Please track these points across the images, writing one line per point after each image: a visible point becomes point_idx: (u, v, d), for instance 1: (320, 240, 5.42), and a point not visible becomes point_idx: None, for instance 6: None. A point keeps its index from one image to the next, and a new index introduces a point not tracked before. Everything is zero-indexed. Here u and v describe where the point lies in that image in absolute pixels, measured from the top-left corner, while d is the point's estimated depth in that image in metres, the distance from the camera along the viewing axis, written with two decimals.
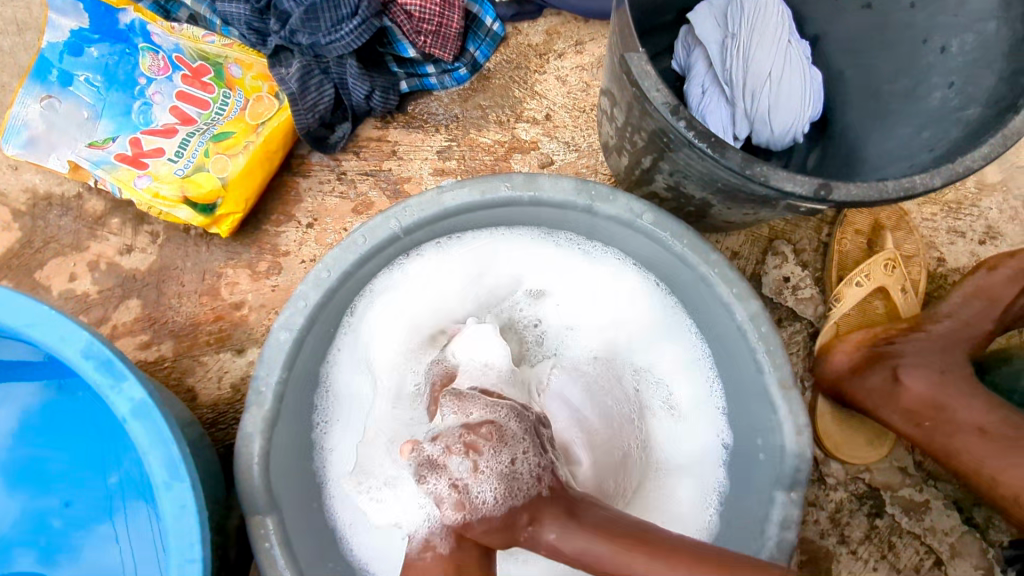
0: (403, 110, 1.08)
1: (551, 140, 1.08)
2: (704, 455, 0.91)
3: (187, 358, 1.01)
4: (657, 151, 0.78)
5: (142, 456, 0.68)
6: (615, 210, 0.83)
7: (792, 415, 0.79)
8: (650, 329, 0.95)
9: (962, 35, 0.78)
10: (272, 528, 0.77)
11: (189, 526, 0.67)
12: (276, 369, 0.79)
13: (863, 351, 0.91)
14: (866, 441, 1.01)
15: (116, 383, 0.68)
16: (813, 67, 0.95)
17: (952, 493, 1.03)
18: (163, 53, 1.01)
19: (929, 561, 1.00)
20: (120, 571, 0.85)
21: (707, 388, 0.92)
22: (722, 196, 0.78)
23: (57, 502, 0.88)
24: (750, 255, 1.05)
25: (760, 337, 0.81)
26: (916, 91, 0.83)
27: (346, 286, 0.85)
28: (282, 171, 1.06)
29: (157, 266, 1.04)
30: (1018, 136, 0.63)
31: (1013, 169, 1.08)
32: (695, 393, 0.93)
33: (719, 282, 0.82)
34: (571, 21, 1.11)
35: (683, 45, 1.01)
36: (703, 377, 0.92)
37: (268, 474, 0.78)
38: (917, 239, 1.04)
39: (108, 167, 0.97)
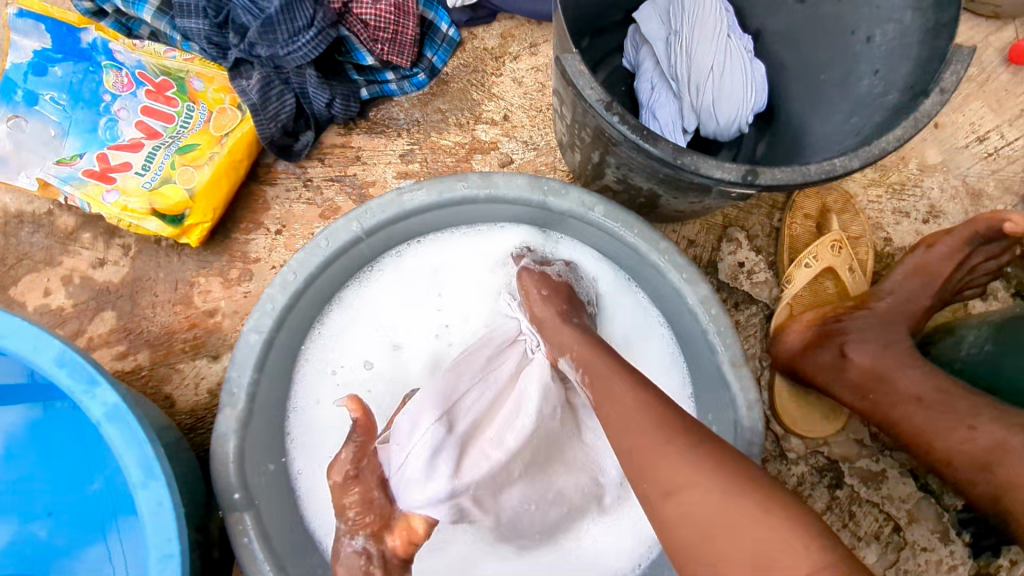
0: (365, 116, 1.11)
1: (509, 140, 1.11)
2: None
3: (163, 366, 1.04)
4: (602, 146, 0.82)
5: (118, 457, 0.70)
6: (568, 204, 0.87)
7: (743, 391, 0.83)
8: (622, 331, 0.97)
9: (883, 25, 0.82)
10: (250, 523, 0.80)
11: (166, 522, 0.70)
12: (247, 370, 0.82)
13: (814, 330, 0.96)
14: (822, 415, 1.06)
15: (89, 388, 0.70)
16: (753, 60, 1.00)
17: (907, 462, 1.07)
18: (126, 69, 1.04)
19: (888, 528, 1.05)
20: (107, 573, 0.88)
21: (677, 383, 0.95)
22: (666, 186, 0.82)
23: (40, 510, 0.90)
24: (706, 243, 1.10)
25: (710, 319, 0.85)
26: (848, 79, 0.88)
27: (313, 288, 0.88)
28: (249, 180, 1.09)
29: (130, 278, 1.06)
30: (929, 118, 0.67)
31: (952, 150, 1.13)
32: (667, 390, 0.95)
33: (670, 268, 0.86)
34: (524, 24, 1.15)
35: (631, 44, 1.06)
36: (672, 374, 0.96)
37: (244, 472, 0.82)
38: (863, 221, 1.09)
39: (76, 183, 0.99)
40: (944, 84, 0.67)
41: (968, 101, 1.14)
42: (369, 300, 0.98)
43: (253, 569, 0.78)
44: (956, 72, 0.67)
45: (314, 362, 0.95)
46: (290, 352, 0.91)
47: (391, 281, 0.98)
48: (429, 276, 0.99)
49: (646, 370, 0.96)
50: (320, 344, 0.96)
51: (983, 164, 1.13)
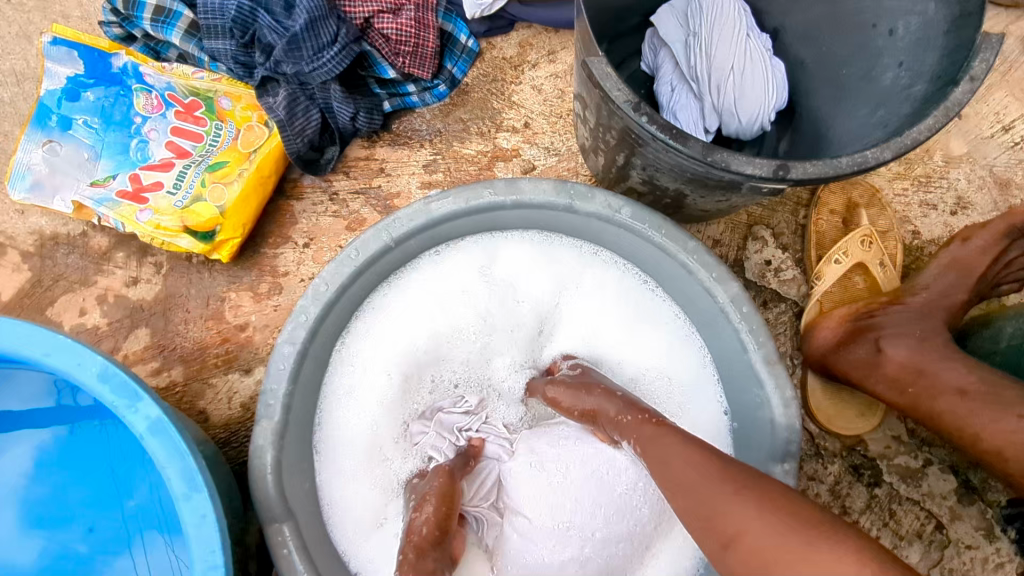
0: (387, 128, 1.12)
1: (531, 146, 1.12)
2: (709, 426, 0.94)
3: (197, 381, 1.05)
4: (629, 148, 0.83)
5: (160, 470, 0.71)
6: (594, 207, 0.87)
7: (779, 388, 0.82)
8: (640, 318, 0.98)
9: (906, 17, 0.82)
10: (289, 535, 0.80)
11: (209, 535, 0.70)
12: (283, 381, 0.83)
13: (846, 326, 0.95)
14: (857, 413, 1.04)
15: (132, 403, 0.71)
16: (773, 59, 1.00)
17: (947, 457, 1.05)
18: (156, 92, 1.06)
19: (931, 526, 1.03)
20: None
21: (699, 363, 0.96)
22: (693, 185, 0.82)
23: (80, 529, 0.91)
24: (731, 242, 1.09)
25: (742, 318, 0.85)
26: (872, 73, 0.88)
27: (343, 299, 0.89)
28: (277, 196, 1.11)
29: (163, 295, 1.08)
30: (959, 107, 0.67)
31: (977, 141, 1.12)
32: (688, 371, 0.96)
33: (699, 268, 0.86)
34: (542, 33, 1.16)
35: (649, 47, 1.07)
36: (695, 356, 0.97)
37: (281, 484, 0.82)
38: (890, 215, 1.08)
39: (110, 204, 1.01)
40: (974, 72, 0.67)
41: (991, 91, 1.13)
42: (401, 308, 0.98)
43: None
44: (985, 60, 0.67)
45: (344, 369, 0.95)
46: (322, 362, 0.92)
47: (419, 292, 0.98)
48: (460, 283, 0.99)
49: (679, 368, 0.96)
50: (349, 352, 0.96)
51: (1009, 154, 1.12)
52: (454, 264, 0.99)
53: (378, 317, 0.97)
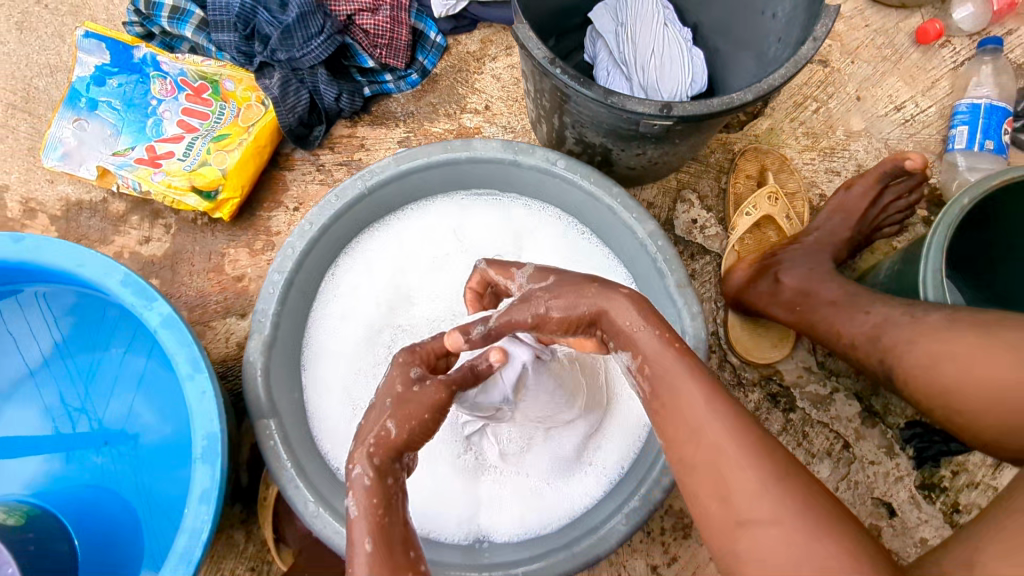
0: (367, 110, 1.31)
1: (491, 125, 1.31)
2: None
3: (199, 324, 1.21)
4: (559, 109, 1.01)
5: (170, 356, 0.86)
6: (535, 160, 1.05)
7: (687, 304, 0.99)
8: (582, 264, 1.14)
9: (781, 2, 1.01)
10: (275, 429, 0.95)
11: (209, 408, 0.85)
12: (272, 303, 0.99)
13: (755, 265, 1.12)
14: (772, 343, 1.19)
15: (148, 302, 0.87)
16: (694, 49, 1.20)
17: (853, 385, 1.20)
18: (170, 78, 1.25)
19: (839, 445, 1.17)
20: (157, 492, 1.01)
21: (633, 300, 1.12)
22: (612, 137, 1.00)
23: (98, 441, 1.03)
24: (663, 204, 1.27)
25: (657, 249, 1.01)
26: (762, 50, 1.07)
27: (325, 239, 1.06)
28: (271, 167, 1.28)
29: (171, 252, 1.25)
30: (805, 61, 0.85)
31: (874, 118, 1.31)
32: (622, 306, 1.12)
33: (622, 209, 1.03)
34: (501, 31, 1.36)
35: (589, 40, 1.26)
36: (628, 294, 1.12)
37: (269, 388, 0.97)
38: (798, 179, 1.26)
39: (129, 168, 1.19)
40: (816, 34, 0.86)
41: (885, 77, 1.33)
42: (382, 250, 1.15)
43: (278, 465, 0.93)
44: (825, 24, 0.85)
45: (331, 298, 1.12)
46: (306, 295, 1.08)
47: (398, 238, 1.16)
48: (435, 232, 1.16)
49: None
50: (335, 285, 1.13)
51: (902, 129, 1.30)
52: (434, 216, 1.17)
53: (363, 255, 1.14)
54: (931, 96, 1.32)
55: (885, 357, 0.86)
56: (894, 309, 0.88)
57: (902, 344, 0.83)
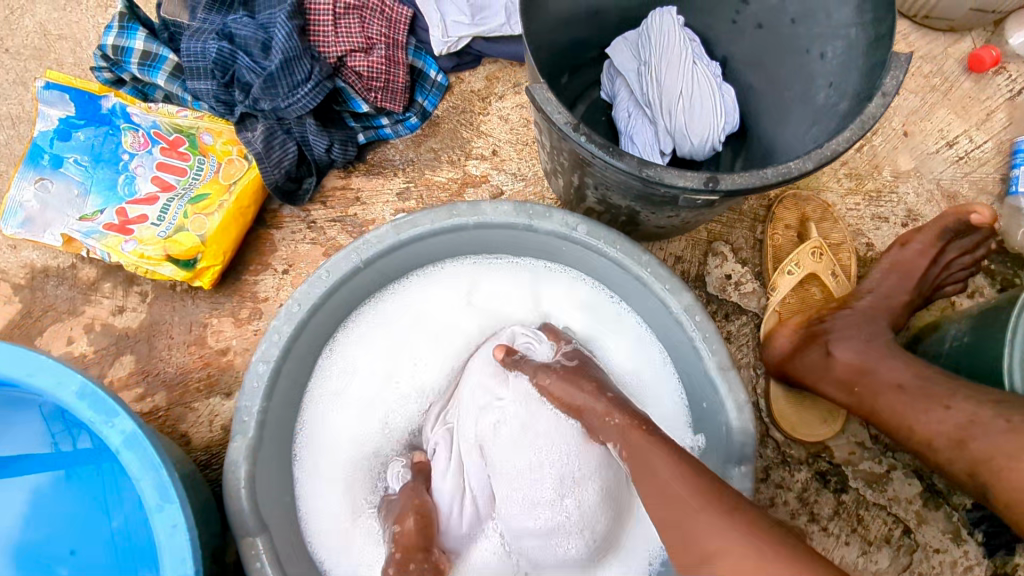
0: (362, 159, 1.19)
1: (499, 172, 1.18)
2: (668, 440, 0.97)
3: (179, 405, 1.09)
4: (580, 169, 0.88)
5: (135, 482, 0.74)
6: (553, 225, 0.92)
7: (732, 393, 0.86)
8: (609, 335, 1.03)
9: (832, 41, 0.88)
10: (262, 548, 0.82)
11: (181, 544, 0.73)
12: (257, 398, 0.87)
13: (800, 333, 0.99)
14: (820, 419, 1.07)
15: (108, 418, 0.75)
16: (723, 86, 1.07)
17: (911, 462, 1.08)
18: (143, 130, 1.13)
19: (898, 530, 1.05)
20: None
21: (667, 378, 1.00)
22: (642, 201, 0.86)
23: (63, 550, 0.93)
24: (693, 258, 1.14)
25: (696, 326, 0.89)
26: (808, 93, 0.94)
27: (316, 319, 0.93)
28: (257, 226, 1.16)
29: (147, 323, 1.13)
30: (874, 120, 0.72)
31: (924, 156, 1.18)
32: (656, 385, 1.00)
33: (654, 281, 0.90)
34: (507, 67, 1.23)
35: (607, 77, 1.13)
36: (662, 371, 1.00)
37: (256, 499, 0.85)
38: (843, 228, 1.13)
39: (97, 236, 1.07)
40: (886, 87, 0.72)
41: (934, 109, 1.20)
42: (388, 322, 1.03)
43: None
44: (896, 77, 0.72)
45: (331, 379, 1.00)
46: (296, 380, 0.96)
47: (404, 306, 1.04)
48: (446, 301, 1.04)
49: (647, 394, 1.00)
50: (336, 363, 1.01)
51: (955, 167, 1.18)
52: (444, 281, 1.04)
53: (367, 328, 1.03)
54: (986, 130, 1.19)
55: (973, 471, 0.78)
56: (981, 407, 0.78)
57: (996, 460, 0.75)
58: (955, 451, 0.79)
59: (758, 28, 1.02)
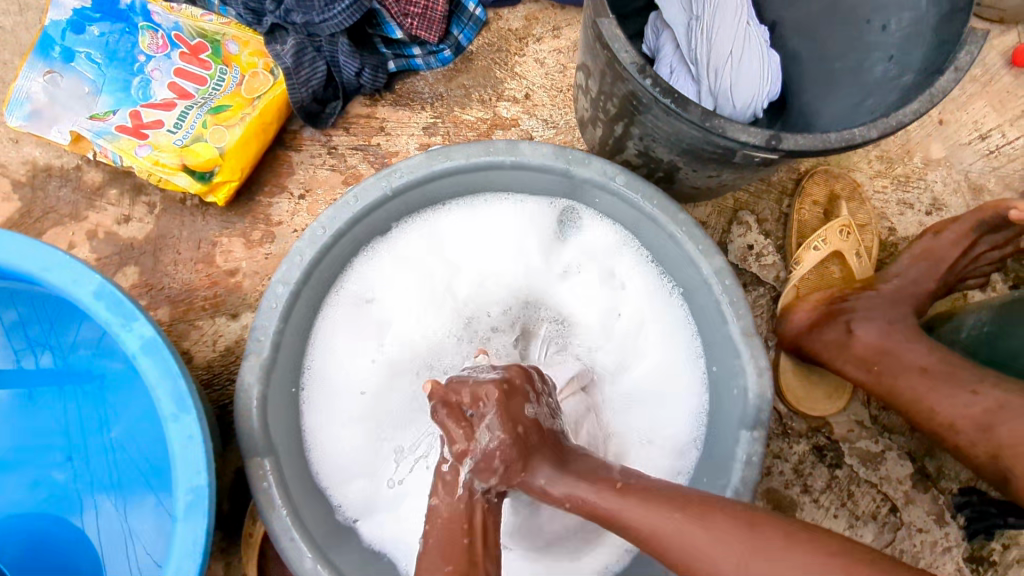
0: (390, 88, 1.14)
1: (530, 117, 1.15)
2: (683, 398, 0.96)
3: (182, 323, 1.06)
4: (628, 117, 0.85)
5: (151, 390, 0.72)
6: (590, 173, 0.90)
7: (754, 358, 0.86)
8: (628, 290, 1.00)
9: (899, 13, 0.86)
10: (270, 469, 0.81)
11: (195, 455, 0.71)
12: (275, 319, 0.84)
13: (820, 310, 0.99)
14: (825, 394, 1.09)
15: (127, 322, 0.72)
16: (773, 51, 1.03)
17: (906, 444, 1.10)
18: (162, 31, 1.07)
19: (886, 508, 1.08)
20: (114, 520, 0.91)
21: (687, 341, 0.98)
22: (688, 157, 0.85)
23: (60, 458, 0.93)
24: (717, 225, 1.13)
25: (724, 289, 0.88)
26: (862, 66, 0.92)
27: (339, 245, 0.90)
28: (275, 146, 1.12)
29: (154, 235, 1.08)
30: (943, 94, 0.71)
31: (956, 146, 1.18)
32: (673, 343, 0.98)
33: (686, 240, 0.89)
34: (548, 8, 1.18)
35: (652, 29, 1.09)
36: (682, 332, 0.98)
37: (266, 419, 0.83)
38: (869, 209, 1.13)
39: (109, 137, 1.01)
40: (959, 63, 0.71)
41: (972, 100, 1.19)
42: (414, 252, 1.00)
43: (272, 512, 0.80)
44: (970, 53, 0.71)
45: (345, 307, 0.97)
46: (313, 306, 0.93)
47: (419, 245, 1.00)
48: (467, 238, 1.01)
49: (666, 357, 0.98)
50: (356, 289, 0.98)
51: (984, 161, 1.17)
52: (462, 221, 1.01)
53: (391, 256, 0.99)
54: (1019, 126, 1.18)
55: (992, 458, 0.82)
56: (1010, 395, 0.81)
57: None
58: (980, 435, 0.83)
59: None
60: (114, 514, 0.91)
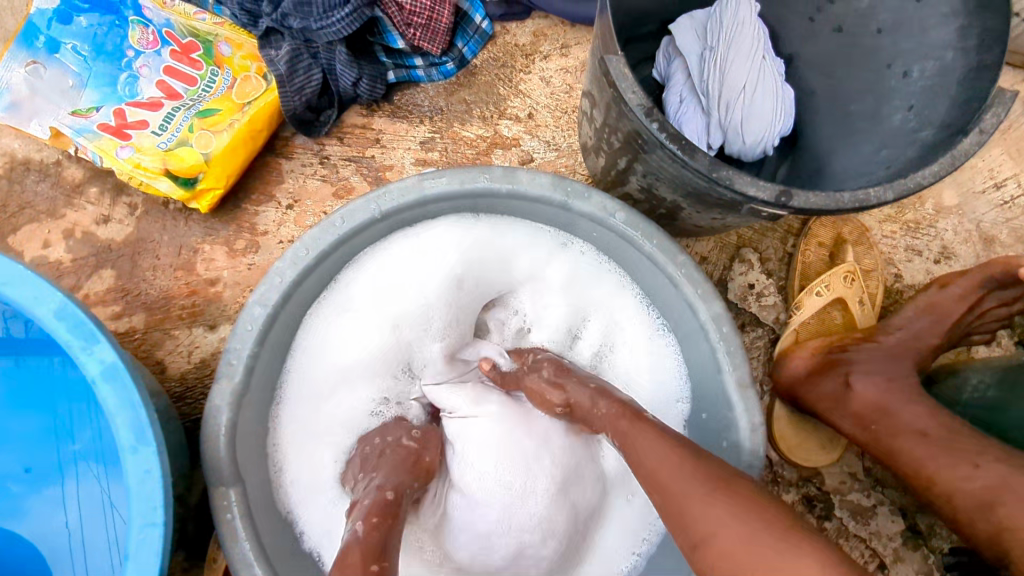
0: (389, 99, 1.10)
1: (532, 138, 1.11)
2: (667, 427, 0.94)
3: (157, 331, 1.02)
4: (632, 153, 0.81)
5: (109, 418, 0.68)
6: (590, 207, 0.86)
7: (748, 412, 0.81)
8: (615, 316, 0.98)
9: (922, 62, 0.84)
10: (235, 500, 0.77)
11: (151, 491, 0.67)
12: (249, 342, 0.80)
13: (818, 357, 0.96)
14: (819, 445, 1.05)
15: (88, 345, 0.68)
16: (785, 86, 0.98)
17: (898, 499, 1.07)
18: (153, 27, 1.02)
19: (874, 565, 1.04)
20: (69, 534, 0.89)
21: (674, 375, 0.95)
22: (692, 199, 0.81)
23: (17, 467, 0.91)
24: (718, 261, 1.09)
25: (721, 338, 0.84)
26: (880, 112, 0.88)
27: (322, 265, 0.86)
28: (265, 152, 1.07)
29: (133, 238, 1.04)
30: (966, 157, 0.67)
31: (969, 194, 1.14)
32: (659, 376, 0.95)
33: (686, 283, 0.85)
34: (557, 25, 1.14)
35: (664, 55, 1.05)
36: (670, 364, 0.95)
37: (234, 447, 0.79)
38: (876, 254, 1.09)
39: (90, 136, 0.97)
40: (984, 124, 0.68)
41: (989, 147, 1.15)
42: (397, 267, 0.93)
43: (234, 546, 0.76)
44: (997, 114, 0.67)
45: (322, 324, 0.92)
46: (292, 326, 0.89)
47: (404, 261, 0.93)
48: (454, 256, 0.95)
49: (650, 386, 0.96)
50: (339, 306, 0.93)
51: (998, 211, 1.14)
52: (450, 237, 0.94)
53: (372, 272, 0.93)
54: None
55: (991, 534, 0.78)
56: (1013, 472, 0.78)
57: None
58: (979, 511, 0.80)
59: (837, 30, 0.95)
60: (64, 529, 0.89)
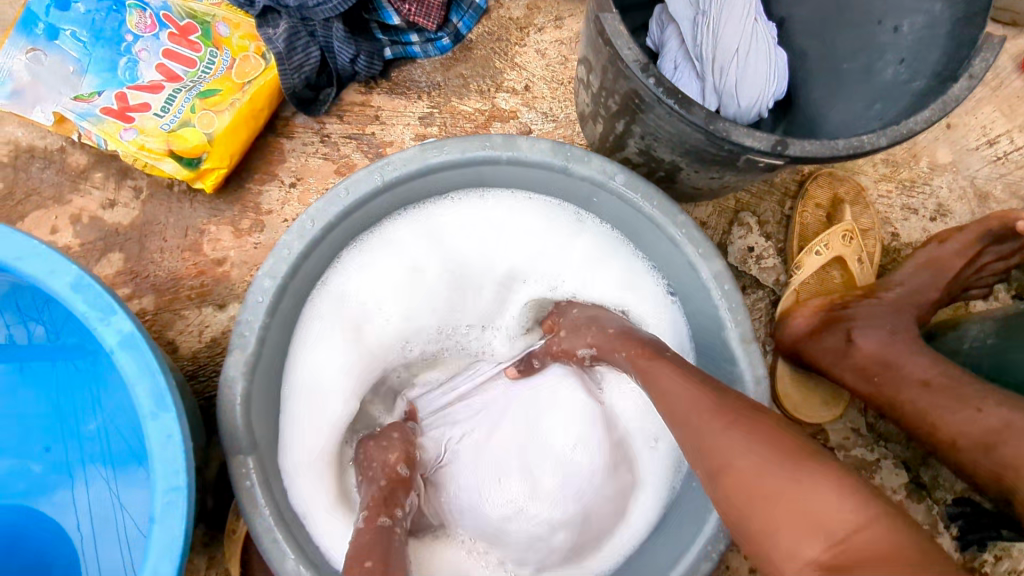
0: (387, 76, 1.11)
1: (530, 110, 1.12)
2: None
3: (167, 312, 1.03)
4: (630, 115, 0.82)
5: (129, 385, 0.70)
6: (590, 170, 0.87)
7: (752, 365, 0.83)
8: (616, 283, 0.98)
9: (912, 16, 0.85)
10: (253, 467, 0.79)
11: (173, 455, 0.69)
12: (261, 313, 0.82)
13: (821, 315, 0.97)
14: (822, 401, 1.07)
15: (105, 316, 0.70)
16: (779, 47, 0.99)
17: (901, 453, 1.09)
18: (150, 10, 1.02)
19: None
20: (93, 510, 0.91)
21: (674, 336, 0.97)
22: (690, 158, 0.82)
23: (38, 448, 0.93)
24: (717, 226, 1.11)
25: (723, 294, 0.85)
26: (873, 68, 0.90)
27: (328, 238, 0.88)
28: (266, 133, 1.08)
29: (140, 221, 1.05)
30: (957, 102, 0.69)
31: (963, 151, 1.15)
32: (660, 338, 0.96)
33: (686, 242, 0.86)
34: None
35: (657, 22, 1.06)
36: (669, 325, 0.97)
37: (250, 416, 0.81)
38: (873, 214, 1.11)
39: (94, 120, 0.98)
40: (974, 70, 0.69)
41: (981, 104, 1.16)
42: (400, 244, 0.97)
43: (255, 511, 0.78)
44: (986, 59, 0.69)
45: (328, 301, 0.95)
46: (300, 300, 0.91)
47: (406, 238, 0.97)
48: (455, 231, 0.98)
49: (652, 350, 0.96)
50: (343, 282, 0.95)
51: (991, 167, 1.15)
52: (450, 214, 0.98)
53: (377, 250, 0.96)
54: None
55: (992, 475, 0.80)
56: (1014, 417, 0.79)
57: None
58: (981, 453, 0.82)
59: None
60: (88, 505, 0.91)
